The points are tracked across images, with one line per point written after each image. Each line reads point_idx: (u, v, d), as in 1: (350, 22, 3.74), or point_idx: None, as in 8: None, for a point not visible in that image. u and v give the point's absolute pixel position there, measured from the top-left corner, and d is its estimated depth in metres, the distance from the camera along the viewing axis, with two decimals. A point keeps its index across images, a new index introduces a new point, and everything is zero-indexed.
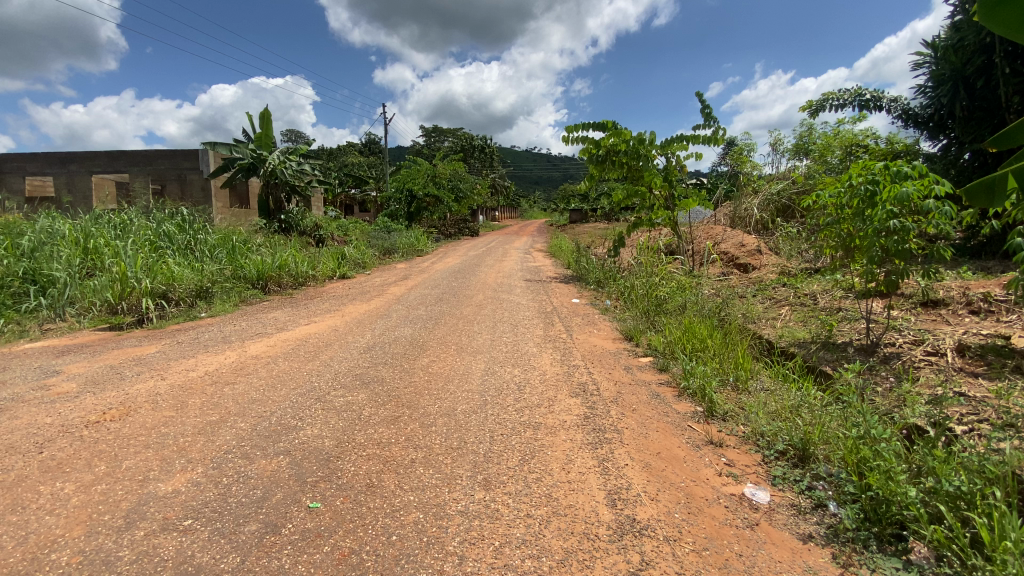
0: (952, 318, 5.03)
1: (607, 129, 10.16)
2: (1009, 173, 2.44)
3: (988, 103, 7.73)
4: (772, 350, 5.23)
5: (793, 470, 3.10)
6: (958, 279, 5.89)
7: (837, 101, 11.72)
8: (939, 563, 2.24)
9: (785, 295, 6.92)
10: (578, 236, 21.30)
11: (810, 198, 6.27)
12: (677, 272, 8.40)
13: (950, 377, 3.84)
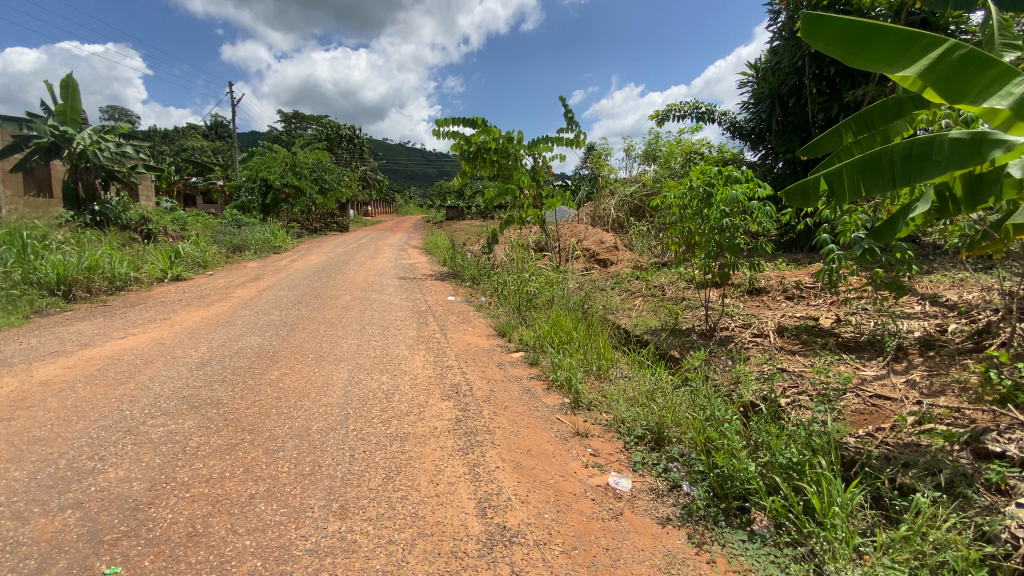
0: (772, 303, 5.87)
1: (477, 125, 10.10)
2: (820, 179, 3.34)
3: (797, 119, 9.36)
4: (629, 338, 5.59)
5: (650, 454, 3.28)
6: (773, 270, 6.91)
7: (679, 113, 13.14)
8: (778, 531, 2.52)
9: (639, 287, 7.52)
10: (452, 232, 21.15)
11: (660, 198, 6.85)
12: (546, 267, 8.65)
13: (773, 356, 4.45)
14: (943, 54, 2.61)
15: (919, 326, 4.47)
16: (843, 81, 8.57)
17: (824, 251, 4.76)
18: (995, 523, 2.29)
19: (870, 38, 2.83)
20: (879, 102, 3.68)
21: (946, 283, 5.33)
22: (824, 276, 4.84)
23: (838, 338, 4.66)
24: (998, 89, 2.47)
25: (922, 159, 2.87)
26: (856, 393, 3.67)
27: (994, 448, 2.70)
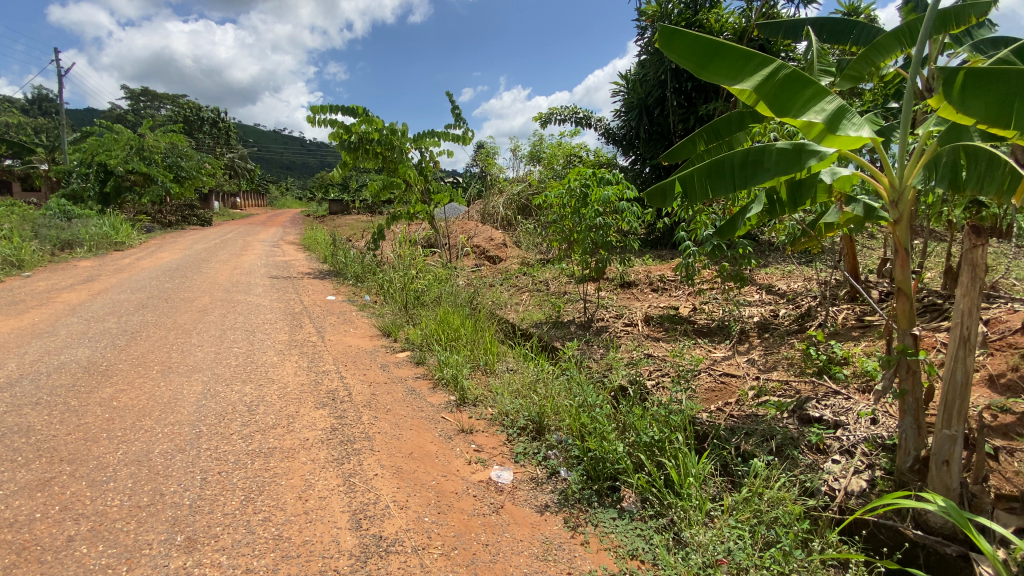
0: (641, 295, 6.39)
1: (358, 114, 9.56)
2: (676, 181, 3.67)
3: (661, 128, 10.28)
4: (515, 332, 5.69)
5: (531, 444, 3.35)
6: (643, 265, 7.52)
7: (560, 116, 13.74)
8: (643, 505, 2.72)
9: (525, 282, 7.71)
10: (335, 228, 19.92)
11: (541, 196, 7.07)
12: (434, 264, 8.49)
13: (642, 343, 4.84)
14: (771, 73, 2.99)
15: (757, 312, 5.17)
16: (698, 96, 9.58)
17: (683, 247, 5.30)
18: (818, 479, 2.75)
19: (714, 55, 3.17)
20: (725, 115, 4.23)
21: (778, 275, 6.23)
22: (682, 270, 5.38)
23: (695, 325, 5.20)
24: (813, 106, 2.90)
25: (755, 165, 3.27)
26: (708, 372, 4.13)
27: (814, 414, 3.24)
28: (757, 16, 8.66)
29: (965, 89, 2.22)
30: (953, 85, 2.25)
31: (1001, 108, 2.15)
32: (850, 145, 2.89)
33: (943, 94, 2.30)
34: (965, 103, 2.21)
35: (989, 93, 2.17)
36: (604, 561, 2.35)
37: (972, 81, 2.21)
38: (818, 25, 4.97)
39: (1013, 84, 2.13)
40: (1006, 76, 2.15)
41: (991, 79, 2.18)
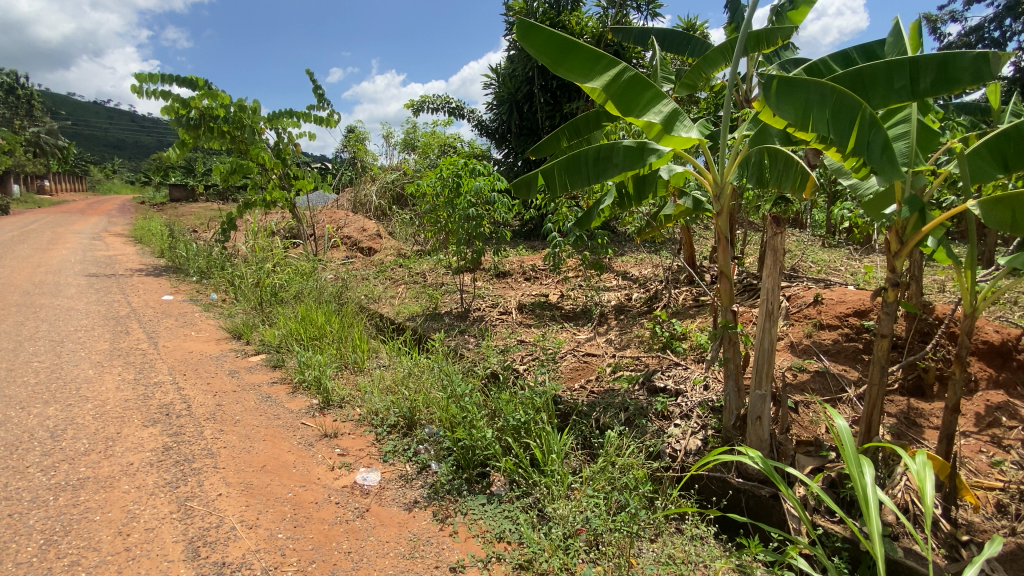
0: (515, 284, 6.57)
1: (198, 87, 8.38)
2: (538, 174, 3.81)
3: (531, 124, 10.63)
4: (388, 326, 5.49)
5: (402, 440, 3.25)
6: (516, 256, 7.73)
7: (432, 105, 13.49)
8: (511, 487, 2.80)
9: (401, 274, 7.47)
10: (177, 217, 17.34)
11: (412, 185, 6.87)
12: (297, 256, 7.81)
13: (514, 330, 5.00)
14: (616, 74, 3.22)
15: (615, 296, 5.62)
16: (563, 94, 10.06)
17: (551, 237, 5.55)
18: (663, 444, 3.08)
19: (568, 52, 3.32)
20: (584, 113, 4.41)
21: (633, 262, 6.84)
22: (551, 259, 5.63)
23: (563, 311, 5.49)
24: (652, 107, 3.19)
25: (606, 161, 3.51)
26: (573, 354, 4.39)
27: (659, 384, 3.63)
28: (612, 24, 9.33)
29: (779, 96, 2.55)
30: (769, 92, 2.58)
31: (802, 114, 2.47)
32: (683, 144, 3.24)
33: (764, 99, 2.63)
34: (777, 108, 2.54)
35: (795, 100, 2.50)
36: (472, 548, 2.38)
37: (783, 89, 2.54)
38: (661, 35, 5.47)
39: (812, 94, 2.45)
40: (806, 86, 2.47)
41: (796, 88, 2.50)
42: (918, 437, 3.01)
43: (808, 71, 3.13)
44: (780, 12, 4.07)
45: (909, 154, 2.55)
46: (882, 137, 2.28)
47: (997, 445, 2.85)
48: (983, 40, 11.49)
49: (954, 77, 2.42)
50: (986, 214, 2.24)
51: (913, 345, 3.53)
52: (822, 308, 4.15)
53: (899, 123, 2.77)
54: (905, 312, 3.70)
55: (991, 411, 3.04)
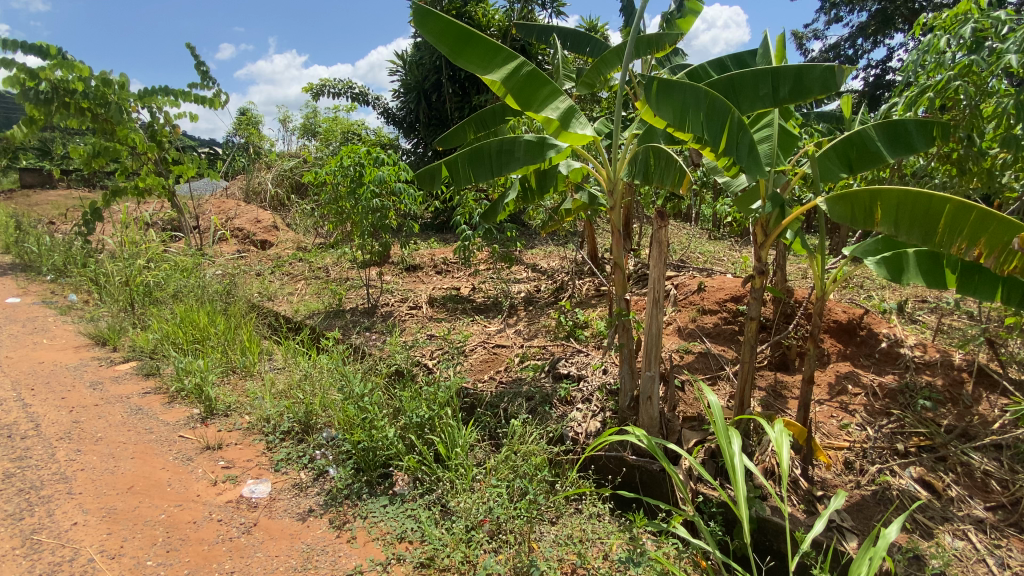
0: (425, 278, 6.44)
1: (48, 56, 7.19)
2: (442, 165, 3.76)
3: (439, 113, 10.43)
4: (286, 325, 5.13)
5: (297, 447, 3.06)
6: (426, 248, 7.56)
7: (334, 90, 12.77)
8: (414, 485, 2.75)
9: (300, 269, 7.00)
10: (24, 206, 14.85)
11: (311, 173, 6.45)
12: (177, 251, 7.02)
13: (424, 325, 4.89)
14: (514, 68, 3.23)
15: (525, 288, 5.72)
16: (471, 86, 9.99)
17: (459, 229, 5.50)
18: (565, 428, 3.19)
19: (467, 42, 3.28)
20: (491, 107, 4.45)
21: (542, 254, 7.00)
22: (460, 252, 5.59)
23: (474, 304, 5.48)
24: (550, 103, 3.25)
25: (508, 154, 3.53)
26: (483, 346, 4.41)
27: (563, 371, 3.77)
28: (516, 18, 9.41)
29: (658, 97, 2.66)
30: (650, 93, 2.69)
31: (681, 115, 2.62)
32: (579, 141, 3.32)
33: (645, 99, 2.72)
34: (658, 108, 2.66)
35: (674, 102, 2.63)
36: (371, 552, 2.30)
37: (661, 91, 2.66)
38: (562, 34, 5.61)
39: (688, 97, 2.61)
40: (683, 88, 2.62)
41: (673, 90, 2.64)
42: (782, 406, 3.40)
43: (690, 75, 3.37)
44: (669, 19, 4.31)
45: (772, 155, 2.84)
46: (748, 139, 2.53)
47: (843, 409, 3.30)
48: (839, 57, 13.14)
49: (806, 88, 2.71)
50: (832, 210, 2.54)
51: (779, 325, 3.98)
52: (705, 294, 4.54)
53: (764, 127, 3.07)
54: (772, 296, 4.16)
55: (838, 380, 3.51)
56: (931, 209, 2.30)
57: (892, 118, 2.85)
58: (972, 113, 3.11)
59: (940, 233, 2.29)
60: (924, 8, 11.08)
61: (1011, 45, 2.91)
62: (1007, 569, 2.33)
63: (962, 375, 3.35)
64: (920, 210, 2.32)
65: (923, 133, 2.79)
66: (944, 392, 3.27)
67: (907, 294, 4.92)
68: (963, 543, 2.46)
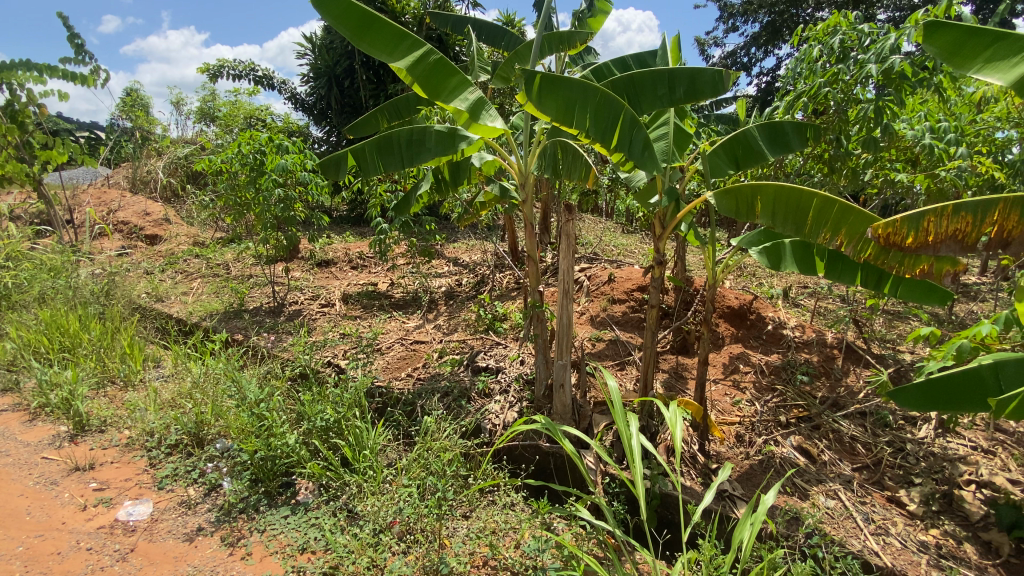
0: (339, 273, 6.14)
1: None
2: (348, 154, 3.58)
3: (352, 100, 9.99)
4: (180, 328, 4.67)
5: (186, 461, 2.80)
6: (340, 242, 7.22)
7: (234, 71, 11.80)
8: (319, 491, 2.62)
9: (197, 266, 6.41)
10: None
11: (206, 161, 5.92)
12: (43, 248, 6.14)
13: (337, 323, 4.65)
14: (420, 56, 3.11)
15: (446, 283, 5.64)
16: (386, 74, 9.65)
17: (373, 222, 5.31)
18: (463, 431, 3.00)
19: (369, 27, 3.12)
20: (405, 95, 4.30)
21: (463, 248, 6.94)
22: (376, 246, 5.40)
23: (391, 299, 5.32)
24: (459, 93, 3.16)
25: (418, 144, 3.43)
26: (400, 342, 4.30)
27: (481, 364, 3.78)
28: (431, 7, 9.22)
29: (545, 90, 2.60)
30: (532, 88, 2.60)
31: (568, 112, 2.63)
32: (490, 133, 3.24)
33: (527, 91, 2.62)
34: (543, 105, 2.60)
35: (559, 98, 2.62)
36: (269, 567, 2.16)
37: (545, 86, 2.62)
38: (477, 25, 5.51)
39: (577, 93, 2.62)
40: (568, 84, 2.62)
41: (558, 85, 2.61)
42: (683, 387, 3.64)
43: (596, 72, 3.48)
44: (580, 18, 4.26)
45: (668, 152, 3.01)
46: (641, 136, 2.63)
47: (735, 387, 3.58)
48: (736, 63, 14.21)
49: (699, 91, 2.87)
50: (719, 203, 2.73)
51: (680, 311, 4.25)
52: (614, 285, 4.75)
53: (661, 125, 3.25)
54: (674, 285, 4.43)
55: (731, 360, 3.81)
56: (802, 203, 2.53)
57: (772, 120, 3.10)
58: (840, 117, 3.45)
59: (809, 225, 2.54)
60: (805, 21, 12.25)
61: (872, 56, 3.20)
62: (870, 522, 2.62)
63: (832, 351, 3.76)
64: (792, 205, 2.56)
65: (798, 134, 3.05)
66: (819, 367, 3.66)
67: (791, 281, 5.45)
68: (835, 502, 2.74)
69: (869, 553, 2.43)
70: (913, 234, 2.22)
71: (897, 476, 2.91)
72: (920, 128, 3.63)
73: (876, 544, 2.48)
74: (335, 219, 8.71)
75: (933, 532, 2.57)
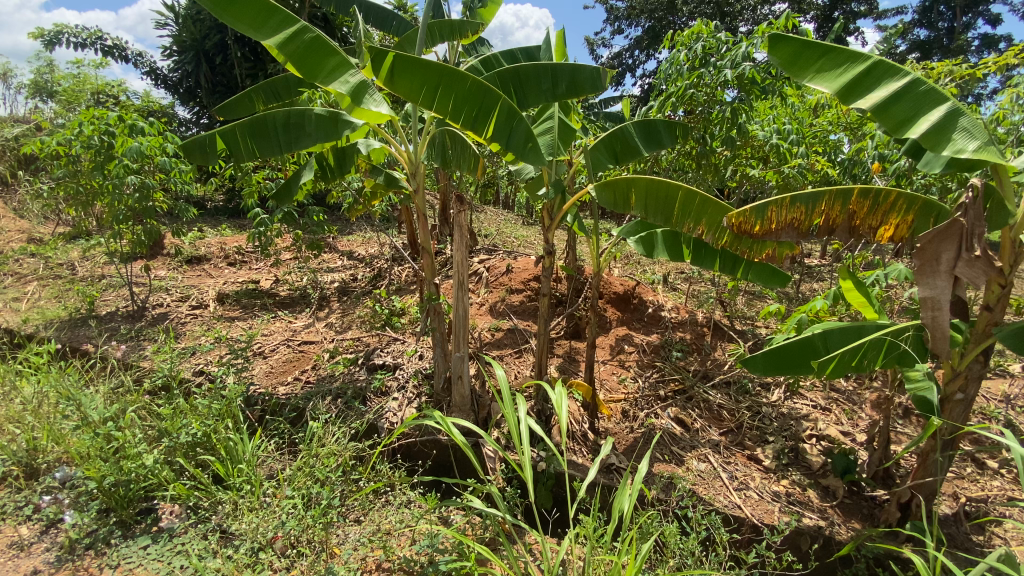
0: (214, 271, 5.56)
1: None
2: (216, 136, 3.22)
3: (226, 80, 9.08)
4: (9, 341, 3.95)
5: (15, 497, 2.38)
6: (215, 236, 6.55)
7: (75, 39, 10.13)
8: (188, 515, 2.37)
9: (32, 267, 5.45)
10: None
11: (37, 143, 5.03)
12: None
13: (212, 325, 4.23)
14: (290, 34, 2.80)
15: (338, 278, 5.37)
16: (264, 52, 8.89)
17: (251, 213, 4.88)
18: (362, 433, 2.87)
19: None
20: (284, 75, 3.92)
21: (358, 240, 6.63)
22: (255, 240, 4.97)
23: (276, 298, 4.94)
24: (336, 76, 2.83)
25: (298, 129, 3.17)
26: (286, 344, 4.01)
27: (377, 361, 3.64)
28: None
29: (402, 69, 2.51)
30: (382, 66, 2.49)
31: (430, 95, 2.58)
32: (376, 119, 2.90)
33: (381, 70, 2.51)
34: (395, 86, 2.53)
35: (416, 79, 2.54)
36: None
37: (400, 64, 2.52)
38: (363, 7, 5.24)
39: (443, 75, 2.55)
40: (428, 65, 2.54)
41: (416, 65, 2.52)
42: (575, 370, 3.82)
43: (484, 63, 3.47)
44: (472, 7, 4.07)
45: (553, 147, 3.09)
46: (521, 127, 2.65)
47: (621, 366, 3.83)
48: (622, 65, 15.05)
49: (579, 87, 2.98)
50: (599, 195, 2.86)
51: (572, 298, 4.45)
52: (512, 275, 4.85)
53: (546, 120, 3.32)
54: (566, 273, 4.62)
55: (617, 342, 4.07)
56: (670, 195, 2.73)
57: (647, 119, 3.32)
58: (705, 117, 3.77)
59: (676, 216, 2.76)
60: (680, 28, 13.28)
61: (728, 63, 3.57)
62: (734, 479, 2.94)
63: (703, 329, 4.16)
64: (663, 197, 2.75)
65: (669, 132, 3.29)
66: (691, 343, 4.03)
67: (670, 267, 5.94)
68: (705, 465, 3.03)
69: (734, 509, 2.70)
70: (759, 223, 2.51)
71: (755, 436, 3.28)
72: (769, 129, 4.11)
73: (738, 498, 2.78)
74: (209, 211, 7.89)
75: (783, 482, 2.93)
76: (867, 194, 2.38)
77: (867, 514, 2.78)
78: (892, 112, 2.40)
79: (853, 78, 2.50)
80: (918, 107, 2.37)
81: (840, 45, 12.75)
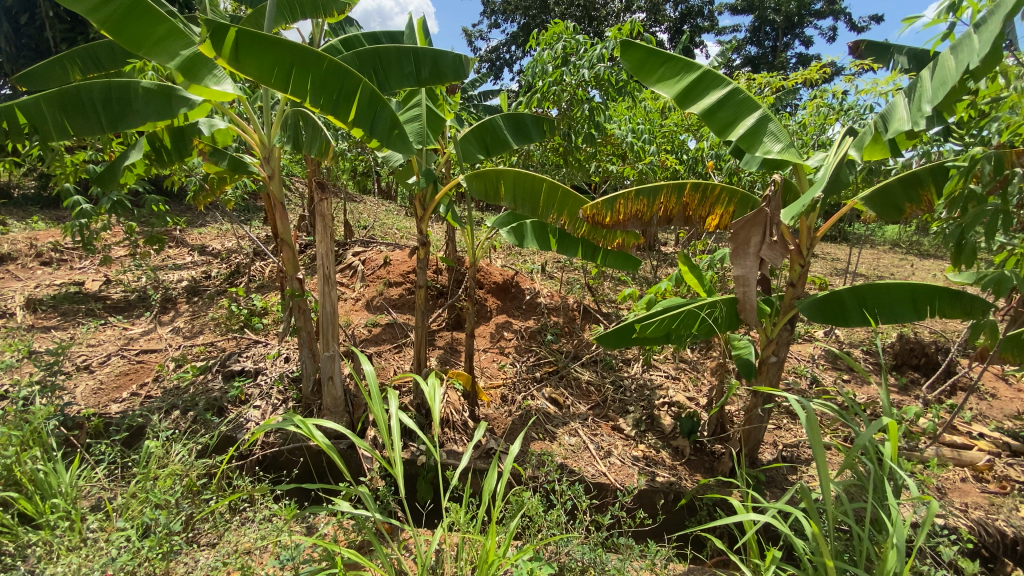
0: (21, 272, 4.63)
1: None
2: (11, 109, 2.64)
3: (34, 42, 7.58)
4: None
5: None
6: (22, 230, 5.45)
7: None
8: None
9: None
10: None
11: None
12: None
13: (17, 335, 3.52)
14: None
15: (187, 276, 4.77)
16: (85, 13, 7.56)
17: (68, 202, 4.13)
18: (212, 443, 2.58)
19: None
20: (108, 42, 3.42)
21: (213, 234, 5.97)
22: (75, 235, 4.22)
23: (107, 301, 4.27)
24: (166, 47, 2.42)
25: (121, 105, 2.72)
26: (121, 354, 3.49)
27: (235, 367, 3.33)
28: None
29: (247, 47, 2.28)
30: (223, 41, 2.23)
31: (283, 76, 2.37)
32: (220, 97, 2.57)
33: (218, 46, 2.24)
34: (240, 64, 2.28)
35: (266, 58, 2.32)
36: None
37: (245, 40, 2.28)
38: None
39: (297, 55, 2.36)
40: (279, 43, 2.34)
41: (264, 42, 2.30)
42: (455, 360, 3.84)
43: (344, 42, 3.27)
44: None
45: (421, 134, 3.03)
46: (386, 113, 2.58)
47: (500, 353, 3.93)
48: (500, 59, 15.30)
49: (442, 73, 2.96)
50: (470, 186, 2.87)
51: (452, 289, 4.46)
52: (391, 268, 4.72)
53: (413, 107, 3.21)
54: (445, 265, 4.61)
55: (497, 330, 4.16)
56: (535, 187, 2.84)
57: (514, 111, 3.41)
58: (568, 113, 3.98)
59: (542, 207, 2.88)
60: None
61: (585, 63, 3.81)
62: (600, 449, 3.18)
63: (574, 312, 4.42)
64: (531, 190, 2.85)
65: (536, 126, 3.42)
66: (564, 327, 4.27)
67: (547, 256, 6.22)
68: (575, 439, 3.24)
69: (598, 477, 2.93)
70: (610, 214, 2.72)
71: (618, 408, 3.59)
72: (626, 128, 4.47)
73: (604, 467, 3.02)
74: (15, 200, 6.54)
75: (642, 447, 3.24)
76: (698, 188, 2.70)
77: (709, 466, 3.17)
78: (717, 116, 2.74)
79: (688, 85, 2.81)
80: (738, 112, 2.73)
81: (690, 55, 14.20)
